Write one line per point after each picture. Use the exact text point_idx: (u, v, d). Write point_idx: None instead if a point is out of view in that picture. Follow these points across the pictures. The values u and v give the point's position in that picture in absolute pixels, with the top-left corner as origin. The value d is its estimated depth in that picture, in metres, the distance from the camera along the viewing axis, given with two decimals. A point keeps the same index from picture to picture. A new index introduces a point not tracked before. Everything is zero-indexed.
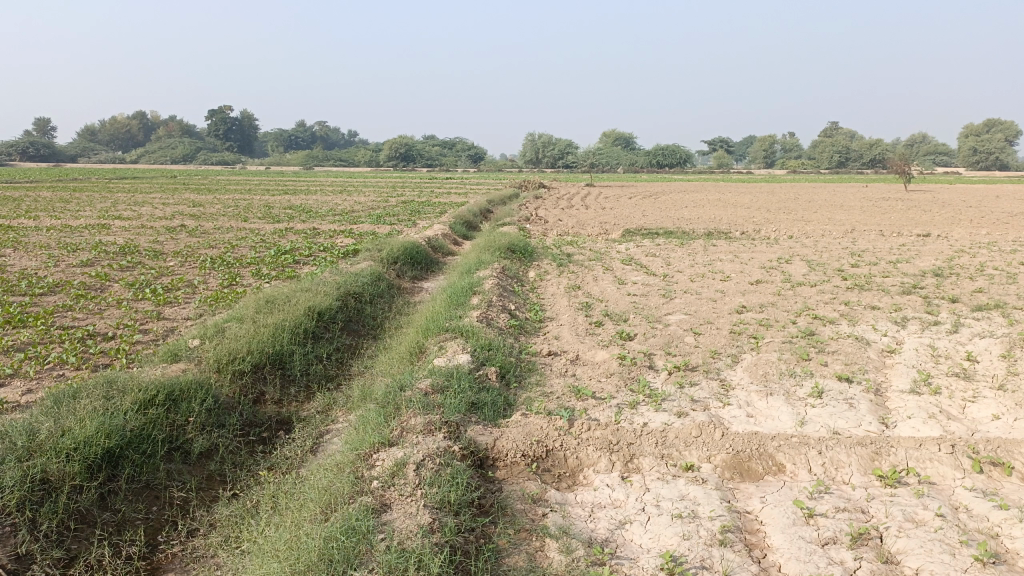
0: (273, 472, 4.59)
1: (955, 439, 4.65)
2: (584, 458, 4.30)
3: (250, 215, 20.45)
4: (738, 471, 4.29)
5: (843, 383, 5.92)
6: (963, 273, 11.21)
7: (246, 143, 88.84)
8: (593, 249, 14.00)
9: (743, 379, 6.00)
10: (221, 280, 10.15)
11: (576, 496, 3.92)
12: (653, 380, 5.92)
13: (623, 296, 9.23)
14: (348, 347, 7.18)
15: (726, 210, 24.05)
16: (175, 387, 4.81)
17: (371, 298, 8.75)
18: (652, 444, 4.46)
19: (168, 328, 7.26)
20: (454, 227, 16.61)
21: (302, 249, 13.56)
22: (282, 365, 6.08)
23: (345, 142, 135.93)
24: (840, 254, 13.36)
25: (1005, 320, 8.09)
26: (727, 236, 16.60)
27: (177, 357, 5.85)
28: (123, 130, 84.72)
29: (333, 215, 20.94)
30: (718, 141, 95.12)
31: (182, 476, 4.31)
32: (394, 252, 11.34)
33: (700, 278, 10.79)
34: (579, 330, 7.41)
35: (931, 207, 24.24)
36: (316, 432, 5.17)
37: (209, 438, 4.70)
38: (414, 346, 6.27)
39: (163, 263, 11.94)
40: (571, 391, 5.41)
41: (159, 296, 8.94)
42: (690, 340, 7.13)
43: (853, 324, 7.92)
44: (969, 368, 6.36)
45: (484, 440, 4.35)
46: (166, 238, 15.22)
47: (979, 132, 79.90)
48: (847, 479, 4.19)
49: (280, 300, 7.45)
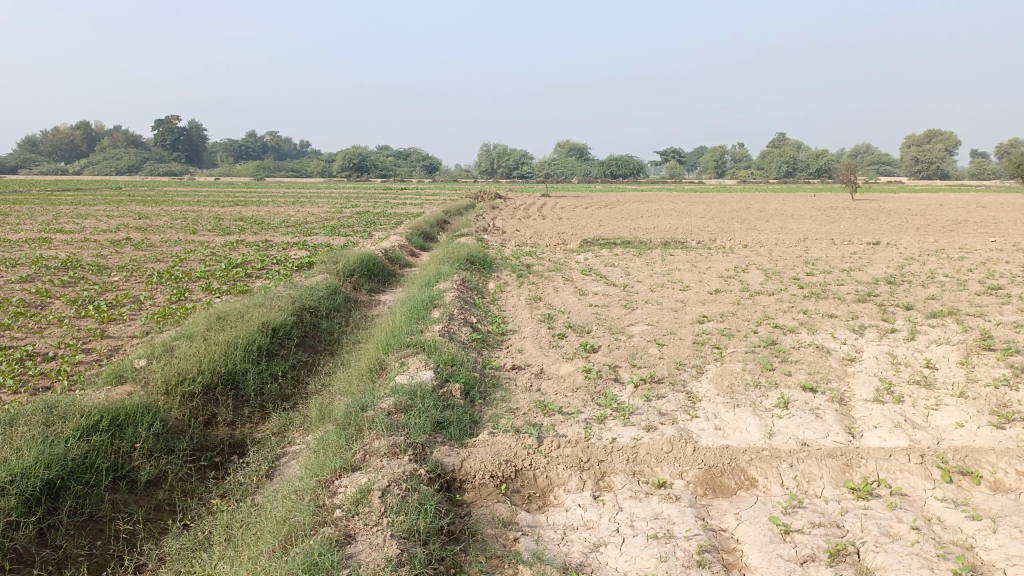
0: (227, 500, 4.36)
1: (923, 448, 4.64)
2: (554, 477, 4.17)
3: (199, 228, 19.96)
4: (711, 486, 4.21)
5: (808, 392, 5.90)
6: (915, 280, 11.42)
7: (195, 154, 87.15)
8: (552, 260, 13.94)
9: (709, 390, 5.94)
10: (170, 295, 9.80)
11: (548, 517, 3.79)
12: (619, 393, 5.82)
13: (584, 307, 9.15)
14: (303, 364, 6.95)
15: (680, 219, 24.28)
16: (121, 411, 4.55)
17: (327, 313, 8.52)
18: (623, 461, 4.35)
19: (113, 348, 6.94)
20: (411, 238, 16.41)
21: (255, 262, 13.22)
22: (235, 385, 5.84)
23: (298, 153, 134.35)
24: (794, 262, 13.52)
25: (959, 327, 8.22)
26: (684, 245, 16.70)
27: (122, 378, 5.56)
28: (66, 141, 82.37)
29: (286, 227, 20.56)
30: (670, 152, 96.47)
31: (128, 507, 4.06)
32: (350, 264, 11.10)
33: (660, 288, 10.78)
34: (542, 343, 7.29)
35: (878, 216, 24.86)
36: (272, 456, 4.96)
37: (158, 465, 4.45)
38: (374, 363, 6.08)
39: (108, 277, 11.50)
40: (537, 407, 5.28)
41: (104, 313, 8.58)
42: (654, 351, 7.06)
43: (813, 332, 7.96)
44: (929, 375, 6.41)
45: (451, 461, 4.19)
46: (111, 252, 14.71)
47: (920, 142, 82.50)
48: (819, 492, 4.13)
49: (232, 316, 7.18)
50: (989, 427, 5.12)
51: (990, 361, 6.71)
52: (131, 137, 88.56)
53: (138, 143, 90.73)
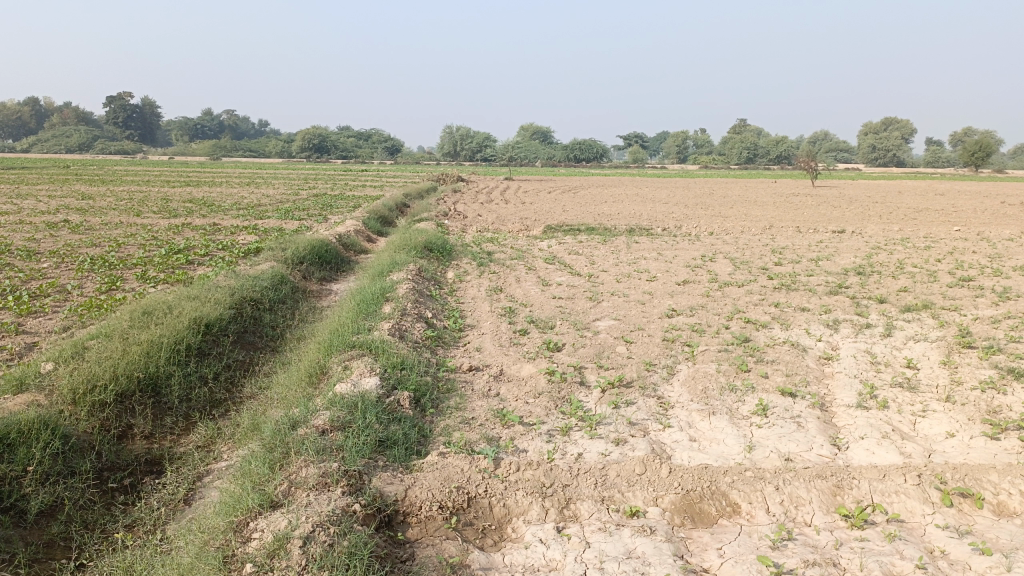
0: (135, 533, 3.78)
1: (919, 466, 4.21)
2: (513, 506, 3.66)
3: (144, 210, 18.91)
4: (689, 514, 3.72)
5: (787, 398, 5.45)
6: (885, 271, 11.12)
7: (149, 132, 84.43)
8: (513, 247, 13.38)
9: (683, 396, 5.47)
10: (99, 285, 9.03)
11: (503, 557, 3.28)
12: (585, 399, 5.31)
13: (548, 299, 8.65)
14: (240, 364, 6.33)
15: (644, 205, 23.90)
16: (11, 428, 3.91)
17: (271, 305, 7.89)
18: (591, 486, 3.86)
19: (26, 346, 6.22)
20: (369, 222, 15.73)
21: (198, 247, 12.40)
22: (156, 392, 5.22)
23: (256, 133, 131.68)
24: (761, 251, 13.14)
25: (935, 322, 7.89)
26: (649, 232, 16.27)
27: (24, 385, 4.88)
28: (13, 117, 79.05)
29: (237, 209, 19.65)
30: (634, 138, 96.49)
31: (11, 546, 3.47)
32: (300, 251, 10.44)
33: (626, 278, 10.34)
34: (503, 340, 6.75)
35: (840, 203, 24.71)
36: (193, 475, 4.39)
37: (53, 492, 3.85)
38: (314, 366, 5.47)
39: (36, 264, 10.61)
40: (495, 417, 4.76)
41: (24, 304, 7.82)
42: (622, 349, 6.58)
43: (787, 328, 7.54)
44: (912, 377, 6.03)
45: (393, 491, 3.64)
46: (45, 235, 13.73)
47: (879, 130, 83.68)
48: (809, 521, 3.68)
49: (161, 310, 6.49)
50: (982, 438, 4.74)
51: (973, 361, 6.36)
52: (82, 114, 85.44)
53: (89, 119, 87.73)
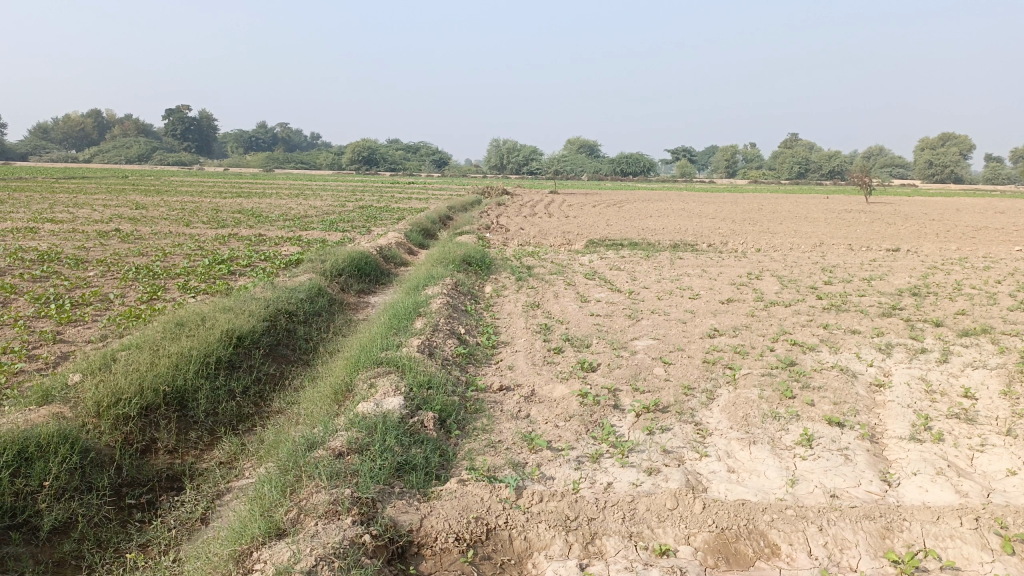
0: (148, 553, 3.69)
1: (976, 508, 3.88)
2: (534, 540, 3.47)
3: (193, 220, 19.26)
4: (723, 555, 3.48)
5: (834, 428, 5.15)
6: (941, 292, 10.63)
7: (205, 144, 86.57)
8: (554, 261, 13.20)
9: (722, 422, 5.20)
10: (140, 294, 9.09)
11: None
12: (618, 424, 5.09)
13: (585, 316, 8.44)
14: (270, 377, 6.26)
15: (690, 220, 23.51)
16: (29, 441, 3.86)
17: (307, 318, 7.83)
18: (617, 520, 3.65)
19: (61, 356, 6.25)
20: (411, 235, 15.71)
21: (240, 258, 12.49)
22: (183, 406, 5.16)
23: (307, 145, 134.08)
24: (810, 270, 12.71)
25: (995, 348, 7.45)
26: (694, 248, 15.91)
27: (50, 397, 4.86)
28: (77, 128, 81.72)
29: (282, 220, 19.84)
30: (682, 151, 95.67)
31: (20, 564, 3.40)
32: (339, 262, 10.42)
33: (667, 295, 10.06)
34: (536, 359, 6.56)
35: (894, 220, 23.98)
36: (212, 493, 4.30)
37: (67, 509, 3.78)
38: (340, 383, 5.36)
39: (82, 273, 10.79)
40: (522, 441, 4.57)
41: (64, 313, 7.89)
42: (660, 371, 6.32)
43: (835, 352, 7.19)
44: (970, 408, 5.65)
45: (408, 520, 3.48)
46: (94, 244, 14.00)
47: (936, 145, 81.43)
48: (854, 566, 3.41)
49: (194, 321, 6.45)
50: None
51: None
52: (142, 126, 87.95)
53: (147, 131, 90.38)
